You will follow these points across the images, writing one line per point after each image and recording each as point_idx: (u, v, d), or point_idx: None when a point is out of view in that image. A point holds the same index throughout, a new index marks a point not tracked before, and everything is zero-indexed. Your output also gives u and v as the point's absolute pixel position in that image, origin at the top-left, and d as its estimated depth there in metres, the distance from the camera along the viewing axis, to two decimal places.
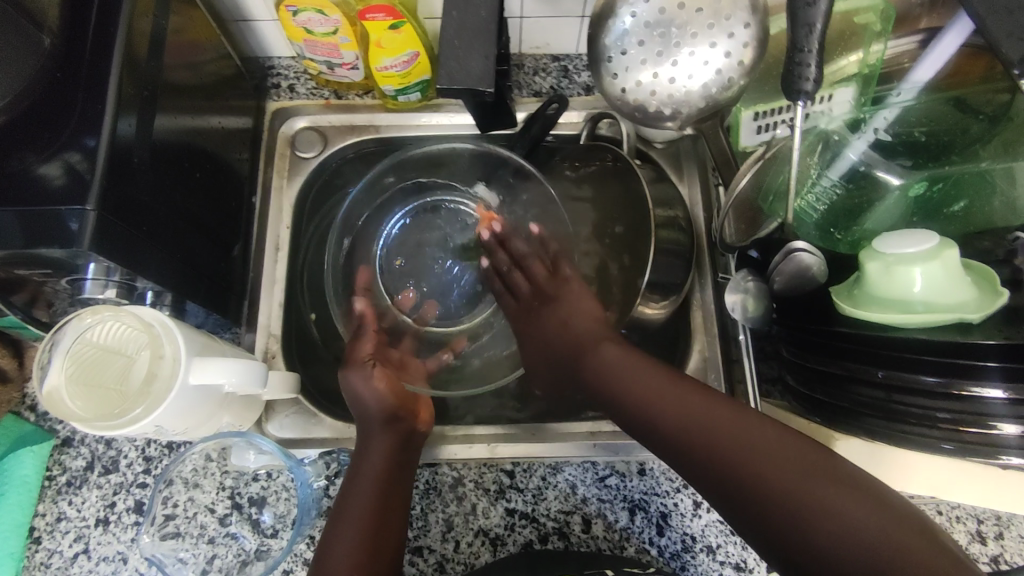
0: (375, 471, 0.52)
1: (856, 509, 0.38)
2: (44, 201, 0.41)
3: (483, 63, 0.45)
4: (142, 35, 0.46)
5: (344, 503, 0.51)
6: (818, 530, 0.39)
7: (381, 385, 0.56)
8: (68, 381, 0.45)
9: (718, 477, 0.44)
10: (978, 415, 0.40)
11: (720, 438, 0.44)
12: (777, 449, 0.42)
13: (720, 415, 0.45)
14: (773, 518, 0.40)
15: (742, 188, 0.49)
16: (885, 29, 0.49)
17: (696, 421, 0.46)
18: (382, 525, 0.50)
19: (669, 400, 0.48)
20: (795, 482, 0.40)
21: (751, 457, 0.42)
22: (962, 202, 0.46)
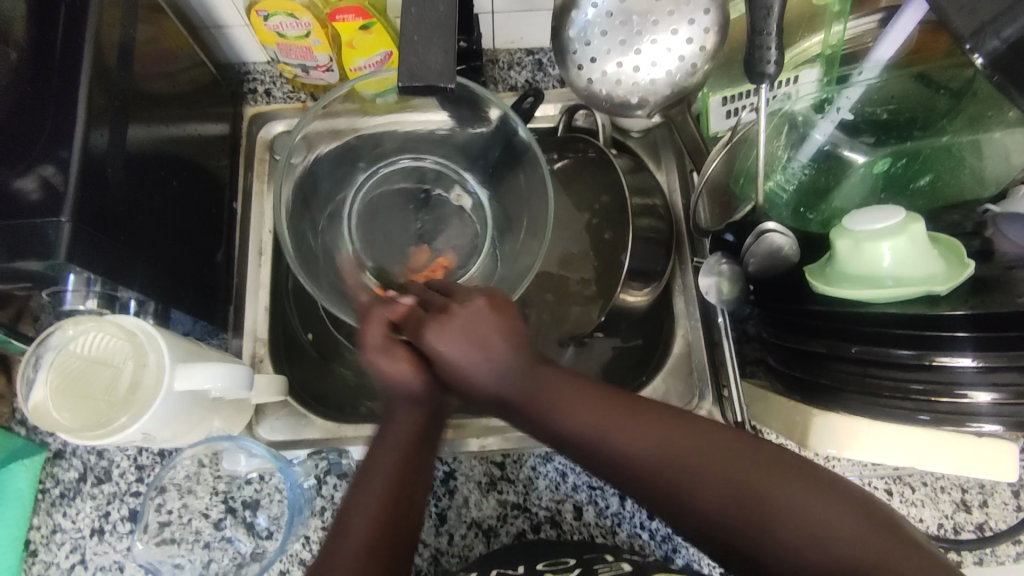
0: (401, 449, 0.43)
1: (828, 514, 0.35)
2: (19, 215, 0.41)
3: (445, 57, 0.45)
4: (111, 45, 0.46)
5: (363, 473, 0.42)
6: (781, 529, 0.35)
7: (405, 358, 0.45)
8: (54, 394, 0.46)
9: (674, 495, 0.38)
10: (950, 385, 0.41)
11: (680, 453, 0.39)
12: (734, 448, 0.39)
13: (683, 437, 0.39)
14: (737, 520, 0.36)
15: (713, 170, 0.52)
16: (844, 9, 0.47)
17: (668, 445, 0.39)
18: (403, 502, 0.41)
19: (633, 422, 0.41)
20: (752, 469, 0.37)
21: (707, 481, 0.38)
22: (929, 176, 0.49)
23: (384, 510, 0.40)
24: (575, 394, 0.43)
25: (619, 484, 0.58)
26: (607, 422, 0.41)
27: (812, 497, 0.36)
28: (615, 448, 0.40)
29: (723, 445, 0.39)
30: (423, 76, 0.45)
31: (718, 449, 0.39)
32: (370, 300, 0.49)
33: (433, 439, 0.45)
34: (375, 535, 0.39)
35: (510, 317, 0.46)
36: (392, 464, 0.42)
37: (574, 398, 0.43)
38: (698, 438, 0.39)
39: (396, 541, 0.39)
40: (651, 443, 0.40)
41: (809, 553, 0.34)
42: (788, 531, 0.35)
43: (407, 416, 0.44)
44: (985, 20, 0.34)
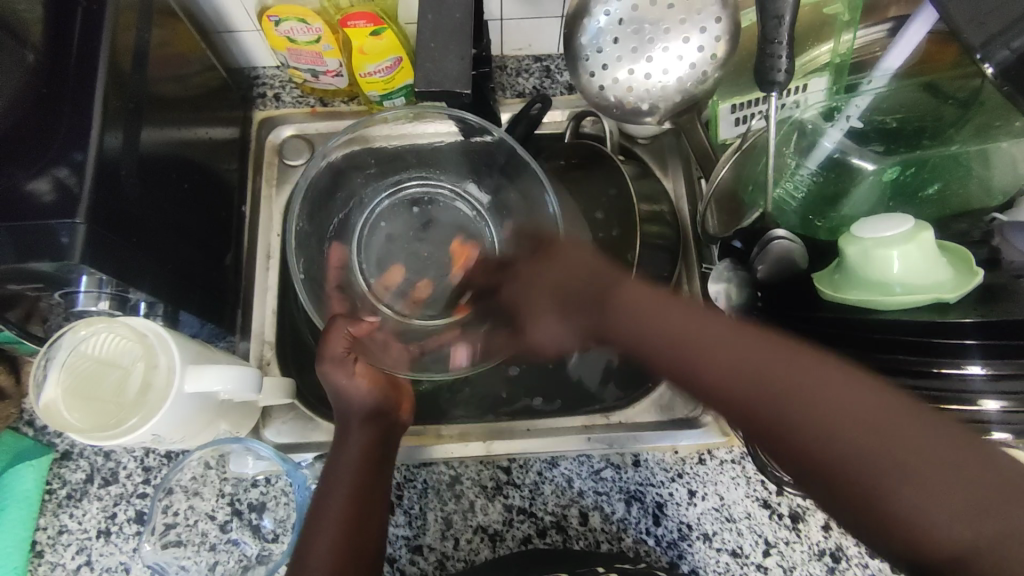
0: (354, 461, 0.51)
1: (938, 482, 0.33)
2: (32, 216, 0.41)
3: (459, 64, 0.45)
4: (126, 49, 0.46)
5: (323, 487, 0.50)
6: (897, 505, 0.33)
7: (364, 380, 0.55)
8: (65, 394, 0.46)
9: (778, 438, 0.38)
10: (957, 393, 0.41)
11: (798, 416, 0.37)
12: (883, 416, 0.36)
13: (836, 386, 0.37)
14: (830, 469, 0.35)
15: (722, 177, 0.51)
16: (853, 19, 0.49)
17: (760, 376, 0.39)
18: (358, 529, 0.47)
19: (719, 355, 0.41)
20: (896, 413, 0.35)
21: (837, 422, 0.36)
22: (937, 185, 0.48)
23: (347, 507, 0.48)
24: (684, 318, 0.45)
25: (625, 489, 0.58)
26: (769, 375, 0.39)
27: (944, 444, 0.34)
28: (747, 399, 0.39)
29: (890, 401, 0.36)
30: (439, 82, 0.45)
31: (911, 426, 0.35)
32: (339, 330, 0.56)
33: (390, 433, 0.55)
34: (338, 530, 0.47)
35: (675, 302, 0.47)
36: (345, 479, 0.49)
37: (721, 338, 0.42)
38: (890, 404, 0.36)
39: (363, 530, 0.47)
40: (738, 363, 0.40)
41: (912, 493, 0.33)
42: (907, 499, 0.33)
43: (360, 435, 0.53)
44: (995, 31, 0.35)
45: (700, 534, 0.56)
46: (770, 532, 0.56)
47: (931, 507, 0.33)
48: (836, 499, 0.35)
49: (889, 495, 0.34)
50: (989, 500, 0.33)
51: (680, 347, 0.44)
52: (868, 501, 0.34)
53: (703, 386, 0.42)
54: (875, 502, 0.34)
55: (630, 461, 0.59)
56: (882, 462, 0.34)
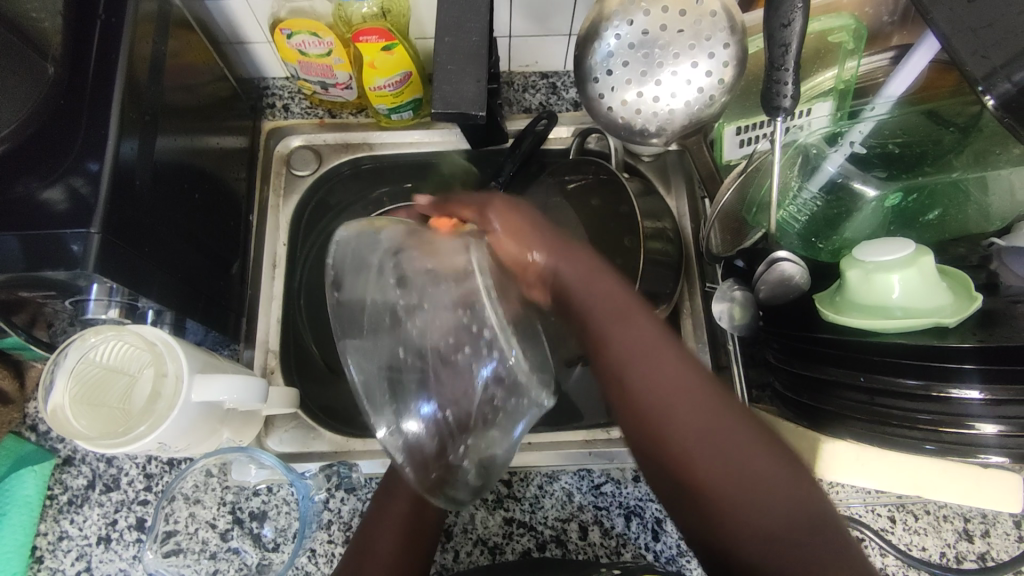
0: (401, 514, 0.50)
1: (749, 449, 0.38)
2: (48, 225, 0.42)
3: (476, 88, 0.47)
4: (143, 60, 0.47)
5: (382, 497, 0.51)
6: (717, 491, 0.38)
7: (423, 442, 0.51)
8: (72, 400, 0.45)
9: (657, 444, 0.39)
10: (954, 416, 0.41)
11: (679, 408, 0.39)
12: (701, 407, 0.39)
13: (710, 414, 0.39)
14: (694, 478, 0.38)
15: (725, 201, 0.52)
16: (857, 48, 0.51)
17: (665, 393, 0.40)
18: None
19: (637, 354, 0.41)
20: (693, 408, 0.39)
21: (705, 445, 0.38)
22: (936, 211, 0.49)
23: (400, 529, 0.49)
24: (613, 323, 0.43)
25: (625, 505, 0.58)
26: (651, 342, 0.41)
27: (777, 466, 0.38)
28: (634, 384, 0.40)
29: (758, 439, 0.38)
30: (457, 104, 0.47)
31: (711, 408, 0.39)
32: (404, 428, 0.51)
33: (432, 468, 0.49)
34: (396, 548, 0.49)
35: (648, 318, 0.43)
36: (387, 540, 0.49)
37: (633, 334, 0.42)
38: (703, 389, 0.39)
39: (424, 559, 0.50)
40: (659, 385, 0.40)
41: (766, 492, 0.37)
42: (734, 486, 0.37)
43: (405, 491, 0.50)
44: (997, 64, 0.35)
45: None
46: None
47: (761, 508, 0.37)
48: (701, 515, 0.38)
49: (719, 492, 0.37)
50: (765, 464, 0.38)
51: (618, 315, 0.43)
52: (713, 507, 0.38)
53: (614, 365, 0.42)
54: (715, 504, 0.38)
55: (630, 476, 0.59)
56: (716, 460, 0.38)
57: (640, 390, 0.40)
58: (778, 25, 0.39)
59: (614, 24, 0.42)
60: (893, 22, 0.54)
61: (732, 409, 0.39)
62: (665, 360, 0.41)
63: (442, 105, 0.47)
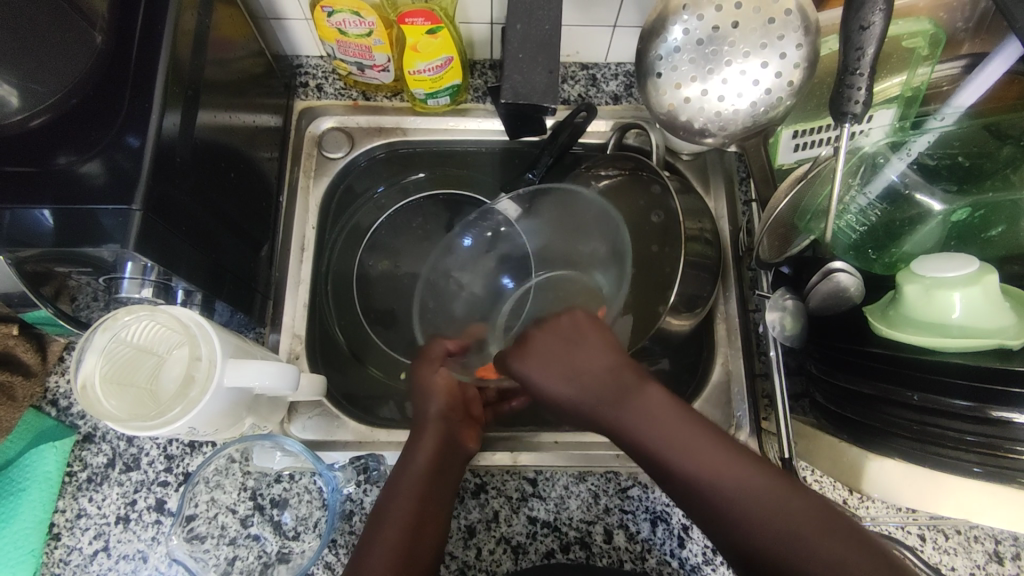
0: (421, 475, 0.53)
1: (820, 546, 0.41)
2: (85, 199, 0.41)
3: (546, 78, 0.48)
4: (187, 33, 0.46)
5: (384, 505, 0.52)
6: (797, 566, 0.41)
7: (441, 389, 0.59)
8: (104, 378, 0.44)
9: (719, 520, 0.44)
10: (1008, 439, 0.40)
11: (726, 483, 0.44)
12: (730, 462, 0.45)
13: (737, 470, 0.45)
14: (783, 562, 0.41)
15: (780, 209, 0.50)
16: (932, 54, 0.50)
17: (712, 470, 0.45)
18: (420, 532, 0.51)
19: (667, 428, 0.47)
20: (690, 433, 0.46)
21: (728, 495, 0.44)
22: (999, 228, 0.46)
23: (405, 534, 0.50)
24: (636, 397, 0.48)
25: (651, 509, 0.57)
26: (662, 417, 0.47)
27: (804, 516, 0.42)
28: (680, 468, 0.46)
29: (783, 484, 0.43)
30: (528, 95, 0.48)
31: (756, 478, 0.44)
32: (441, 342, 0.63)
33: (449, 444, 0.56)
34: (414, 507, 0.51)
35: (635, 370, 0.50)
36: (410, 497, 0.52)
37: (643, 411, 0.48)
38: (733, 458, 0.45)
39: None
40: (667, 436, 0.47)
41: (821, 549, 0.41)
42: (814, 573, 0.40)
43: (430, 443, 0.55)
44: None
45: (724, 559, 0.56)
46: None
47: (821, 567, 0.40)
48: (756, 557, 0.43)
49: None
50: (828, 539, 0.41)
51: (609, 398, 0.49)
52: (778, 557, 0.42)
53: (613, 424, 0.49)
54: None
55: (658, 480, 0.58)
56: (783, 520, 0.42)
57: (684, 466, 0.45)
58: (857, 26, 0.37)
59: (683, 17, 0.41)
60: (967, 28, 0.52)
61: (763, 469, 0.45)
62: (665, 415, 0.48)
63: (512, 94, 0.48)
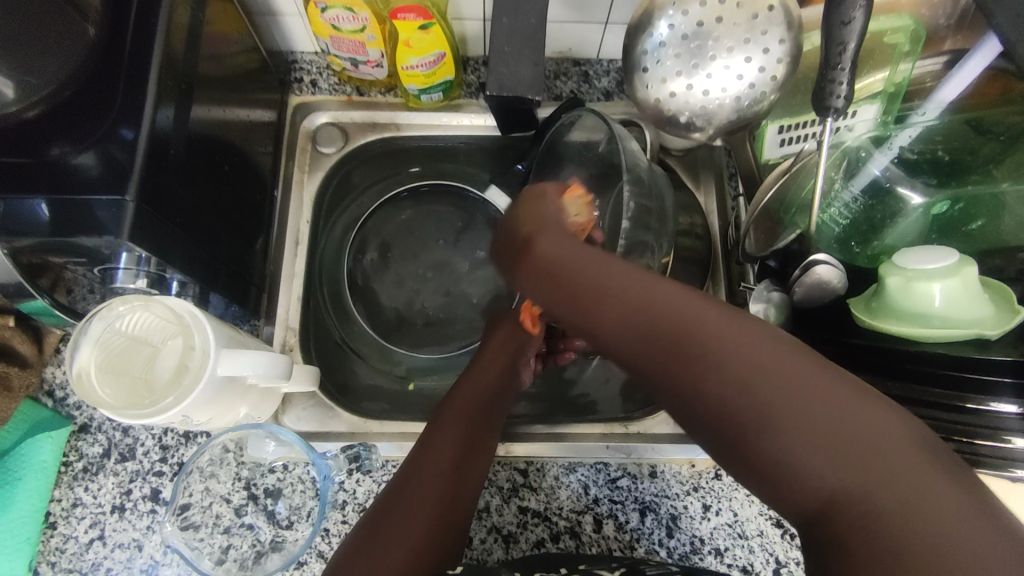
0: (453, 444, 0.52)
1: (790, 410, 0.32)
2: (80, 191, 0.41)
3: (533, 71, 0.49)
4: (181, 27, 0.46)
5: (411, 473, 0.50)
6: (769, 436, 0.32)
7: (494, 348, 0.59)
8: (98, 368, 0.45)
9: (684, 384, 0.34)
10: (987, 427, 0.42)
11: (667, 342, 0.35)
12: (676, 313, 0.35)
13: (697, 324, 0.35)
14: (736, 427, 0.33)
15: (765, 202, 0.51)
16: (914, 49, 0.51)
17: (644, 323, 0.36)
18: (452, 499, 0.49)
19: (663, 313, 0.35)
20: (642, 288, 0.36)
21: (672, 348, 0.35)
22: (980, 221, 0.48)
23: (434, 498, 0.48)
24: (562, 247, 0.40)
25: (640, 500, 0.58)
26: (595, 273, 0.38)
27: (773, 357, 0.33)
28: (618, 327, 0.36)
29: (734, 326, 0.34)
30: (512, 87, 0.50)
31: (705, 328, 0.34)
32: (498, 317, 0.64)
33: (497, 400, 0.57)
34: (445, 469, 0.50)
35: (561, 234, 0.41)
36: (440, 463, 0.50)
37: (615, 270, 0.37)
38: (688, 308, 0.35)
39: (444, 530, 0.47)
40: (610, 297, 0.37)
41: (787, 422, 0.32)
42: (786, 437, 0.32)
43: (466, 407, 0.55)
44: None
45: (711, 548, 0.56)
46: (781, 552, 0.56)
47: (799, 440, 0.31)
48: (720, 424, 0.34)
49: (776, 442, 0.32)
50: (821, 405, 0.32)
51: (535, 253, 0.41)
52: (740, 437, 0.33)
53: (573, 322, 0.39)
54: (765, 454, 0.32)
55: (647, 471, 0.59)
56: (732, 381, 0.33)
57: (631, 328, 0.36)
58: (838, 22, 0.38)
59: (668, 13, 0.42)
60: (949, 25, 0.52)
61: (726, 316, 0.35)
62: (604, 267, 0.38)
63: (497, 87, 0.50)
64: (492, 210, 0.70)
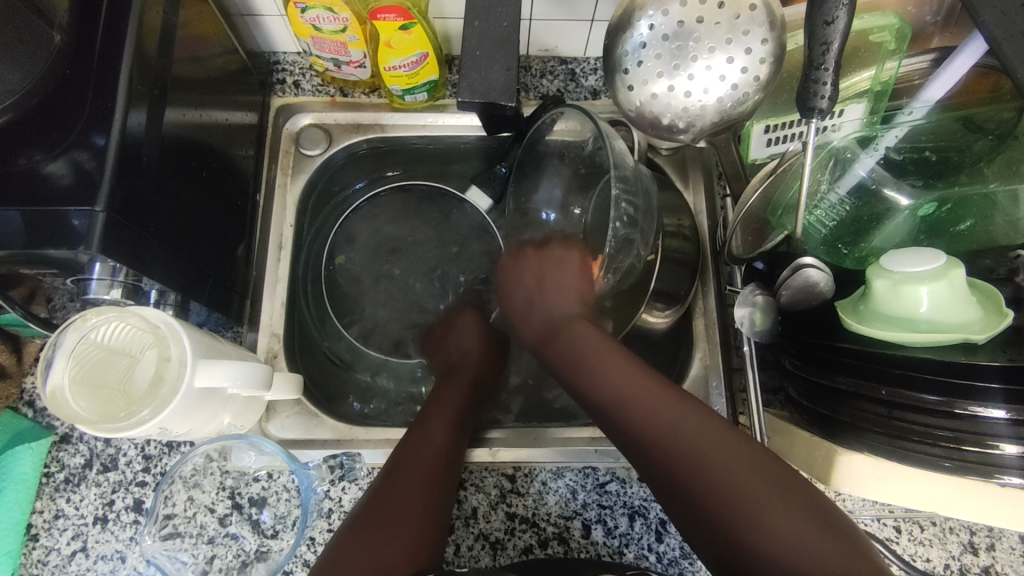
0: (444, 434, 0.56)
1: (770, 510, 0.39)
2: (50, 201, 0.40)
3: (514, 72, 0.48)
4: (153, 30, 0.45)
5: (402, 460, 0.53)
6: (749, 528, 0.39)
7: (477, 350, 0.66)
8: (72, 381, 0.44)
9: (690, 485, 0.42)
10: (976, 433, 0.40)
11: (682, 445, 0.44)
12: (688, 425, 0.44)
13: (706, 436, 0.43)
14: (720, 517, 0.40)
15: (752, 202, 0.51)
16: (899, 48, 0.50)
17: (660, 425, 0.45)
18: (438, 487, 0.52)
19: (675, 425, 0.45)
20: (662, 400, 0.47)
21: (681, 448, 0.43)
22: (968, 222, 0.47)
23: (427, 482, 0.52)
24: (591, 346, 0.54)
25: (629, 504, 0.58)
26: (634, 384, 0.49)
27: (762, 472, 0.41)
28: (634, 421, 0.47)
29: (739, 444, 0.43)
30: (484, 92, 0.48)
31: (713, 440, 0.43)
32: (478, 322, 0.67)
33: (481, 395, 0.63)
34: (436, 455, 0.54)
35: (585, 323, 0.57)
36: (430, 451, 0.54)
37: (643, 382, 0.48)
38: (697, 427, 0.44)
39: (438, 515, 0.50)
40: (638, 402, 0.47)
41: (765, 517, 0.39)
42: (759, 534, 0.39)
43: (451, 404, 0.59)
44: None
45: None
46: None
47: (773, 535, 0.38)
48: (706, 504, 0.41)
49: (753, 533, 0.39)
50: (789, 512, 0.39)
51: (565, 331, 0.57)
52: (732, 525, 0.40)
53: (607, 404, 0.50)
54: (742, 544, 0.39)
55: (636, 475, 0.59)
56: (729, 479, 0.41)
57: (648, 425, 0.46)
58: (821, 22, 0.37)
59: (649, 13, 0.41)
60: (936, 22, 0.52)
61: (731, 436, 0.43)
62: (647, 385, 0.48)
63: (468, 92, 0.49)
64: (478, 212, 0.69)
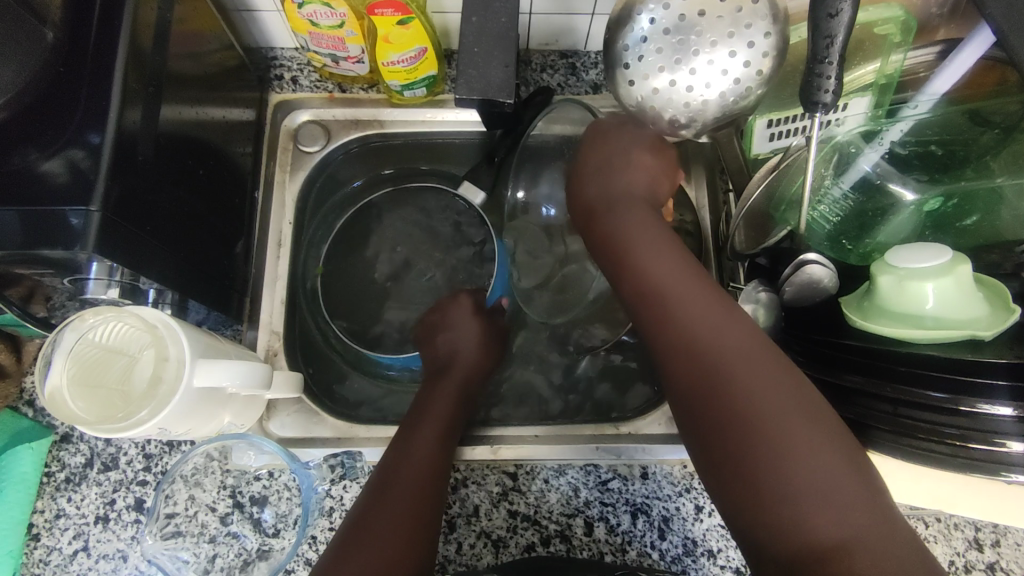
0: (434, 437, 0.55)
1: (809, 454, 0.37)
2: (45, 201, 0.40)
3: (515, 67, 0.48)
4: (147, 26, 0.45)
5: (394, 469, 0.52)
6: (774, 472, 0.37)
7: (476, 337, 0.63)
8: (70, 382, 0.44)
9: (737, 426, 0.39)
10: (983, 432, 0.39)
11: (725, 362, 0.41)
12: (738, 342, 0.41)
13: (758, 362, 0.40)
14: (745, 449, 0.39)
15: (753, 199, 0.50)
16: (904, 41, 0.49)
17: (712, 338, 0.42)
18: (430, 493, 0.51)
19: (728, 344, 0.41)
20: (728, 324, 0.42)
21: (725, 370, 0.41)
22: (974, 216, 0.46)
23: (421, 488, 0.51)
24: (654, 251, 0.47)
25: (631, 502, 0.57)
26: (709, 301, 0.43)
27: (809, 416, 0.39)
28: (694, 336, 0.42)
29: (793, 378, 0.40)
30: (482, 90, 0.48)
31: (765, 366, 0.40)
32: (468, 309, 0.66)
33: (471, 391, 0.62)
34: (428, 462, 0.53)
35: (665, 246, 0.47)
36: (422, 453, 0.53)
37: (710, 303, 0.43)
38: (751, 349, 0.41)
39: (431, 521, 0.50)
40: (707, 322, 0.42)
41: (798, 461, 0.37)
42: (787, 481, 0.37)
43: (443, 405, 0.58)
44: None
45: (704, 550, 0.56)
46: None
47: (800, 484, 0.37)
48: (736, 435, 0.39)
49: (783, 477, 0.37)
50: (827, 457, 0.37)
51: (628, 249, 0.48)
52: (754, 469, 0.38)
53: (660, 321, 0.44)
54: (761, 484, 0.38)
55: (638, 473, 0.58)
56: (774, 412, 0.39)
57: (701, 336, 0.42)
58: (825, 14, 0.37)
59: (650, 6, 0.40)
60: (941, 14, 0.52)
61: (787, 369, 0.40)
62: (716, 306, 0.43)
63: (467, 90, 0.48)
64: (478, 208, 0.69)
